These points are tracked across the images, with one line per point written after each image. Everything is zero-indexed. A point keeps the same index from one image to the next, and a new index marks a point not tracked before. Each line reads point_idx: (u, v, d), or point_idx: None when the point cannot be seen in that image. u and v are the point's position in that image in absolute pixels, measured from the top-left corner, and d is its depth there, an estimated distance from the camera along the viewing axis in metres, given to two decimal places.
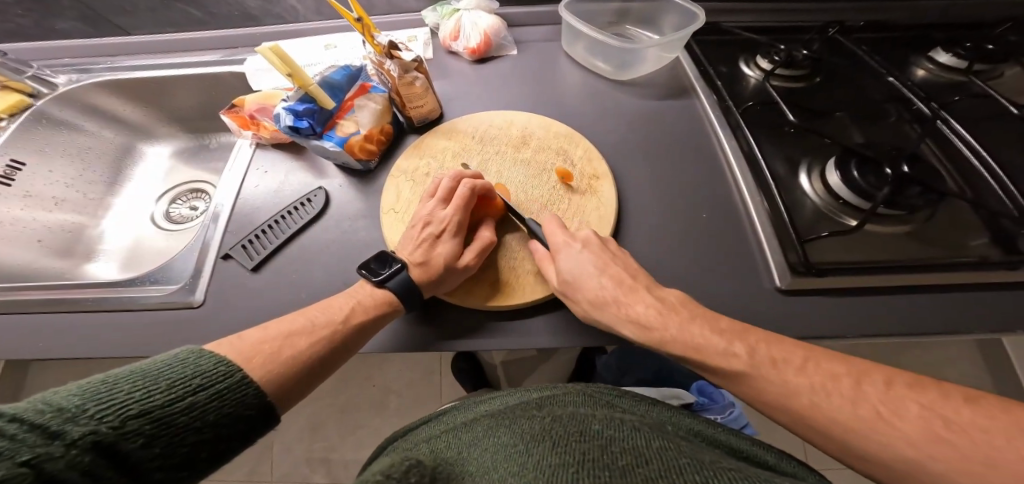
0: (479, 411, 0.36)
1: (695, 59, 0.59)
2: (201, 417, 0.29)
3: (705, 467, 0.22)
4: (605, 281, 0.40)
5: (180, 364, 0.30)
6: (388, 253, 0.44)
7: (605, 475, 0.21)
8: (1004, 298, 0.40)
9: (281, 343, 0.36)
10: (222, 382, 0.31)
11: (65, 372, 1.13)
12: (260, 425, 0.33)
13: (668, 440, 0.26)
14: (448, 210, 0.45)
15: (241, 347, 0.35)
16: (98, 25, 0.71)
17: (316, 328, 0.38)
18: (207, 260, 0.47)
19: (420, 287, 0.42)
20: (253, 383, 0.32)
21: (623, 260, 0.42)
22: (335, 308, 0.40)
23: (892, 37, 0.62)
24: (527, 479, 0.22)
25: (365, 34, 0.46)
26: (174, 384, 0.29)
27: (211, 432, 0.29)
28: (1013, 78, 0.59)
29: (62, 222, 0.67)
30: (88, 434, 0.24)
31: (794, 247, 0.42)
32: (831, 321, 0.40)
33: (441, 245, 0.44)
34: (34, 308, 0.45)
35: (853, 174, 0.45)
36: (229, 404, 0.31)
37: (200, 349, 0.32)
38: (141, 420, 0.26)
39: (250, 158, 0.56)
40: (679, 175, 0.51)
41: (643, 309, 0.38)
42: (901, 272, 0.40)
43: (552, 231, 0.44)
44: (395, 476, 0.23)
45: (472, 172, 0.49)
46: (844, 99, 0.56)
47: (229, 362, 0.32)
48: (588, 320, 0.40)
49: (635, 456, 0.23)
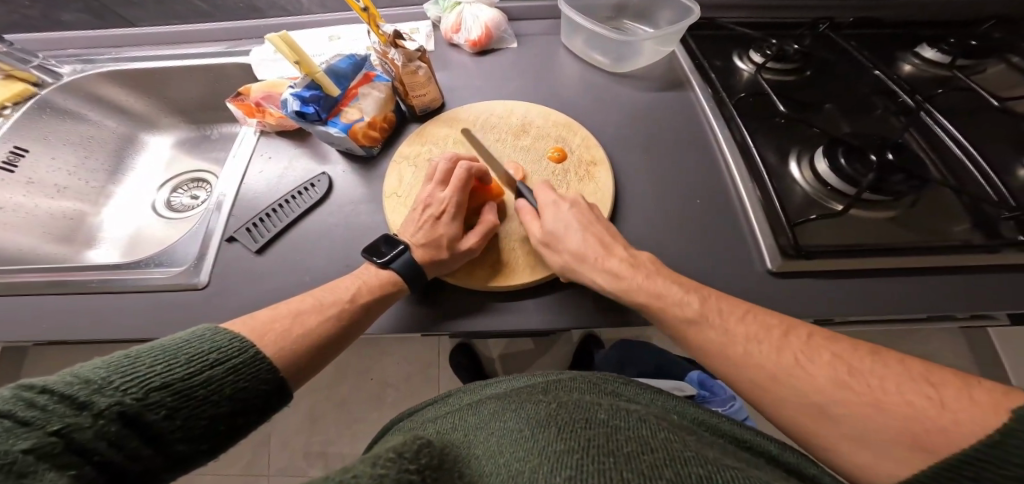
0: (485, 393, 0.36)
1: (691, 53, 0.61)
2: (218, 391, 0.30)
3: (707, 460, 0.23)
4: (589, 236, 0.43)
5: (198, 339, 0.31)
6: (392, 236, 0.45)
7: (609, 463, 0.23)
8: (982, 280, 0.41)
9: (291, 322, 0.36)
10: (237, 358, 0.32)
11: (60, 365, 1.13)
12: (275, 400, 0.34)
13: (673, 432, 0.27)
14: (448, 190, 0.46)
15: (255, 323, 0.35)
16: (102, 17, 0.71)
17: (324, 307, 0.39)
18: (212, 243, 0.48)
19: (424, 268, 0.43)
20: (266, 359, 0.33)
21: (607, 223, 0.45)
22: (342, 288, 0.41)
23: (880, 33, 0.64)
24: (532, 466, 0.23)
25: (371, 23, 0.47)
26: (193, 359, 0.29)
27: (229, 406, 0.30)
28: (996, 75, 0.61)
29: (63, 210, 0.68)
30: (113, 405, 0.25)
31: (784, 231, 0.43)
32: (819, 303, 0.41)
33: (443, 225, 0.45)
34: (41, 290, 0.46)
35: (841, 161, 0.46)
36: (245, 379, 0.31)
37: (217, 326, 0.33)
38: (163, 393, 0.27)
39: (254, 146, 0.57)
40: (673, 163, 0.52)
41: (627, 262, 0.41)
42: (888, 254, 0.41)
43: (539, 193, 0.47)
44: (407, 455, 0.24)
45: (467, 155, 0.50)
46: (833, 92, 0.57)
47: (243, 339, 0.33)
48: (567, 274, 0.43)
49: (640, 444, 0.24)
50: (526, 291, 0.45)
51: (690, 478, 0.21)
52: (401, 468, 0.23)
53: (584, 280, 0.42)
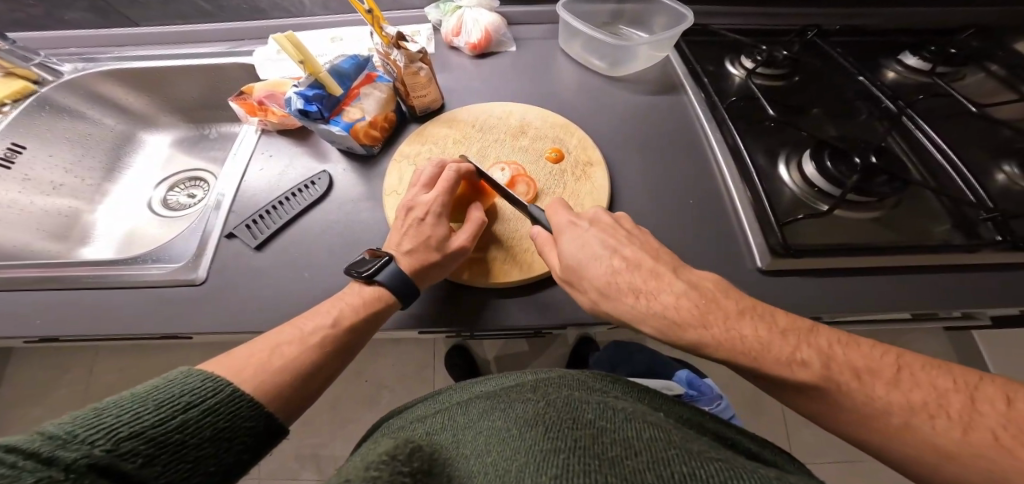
0: (475, 391, 0.37)
1: (684, 58, 0.62)
2: (197, 433, 0.28)
3: (692, 458, 0.24)
4: (614, 263, 0.40)
5: (168, 384, 0.29)
6: (377, 249, 0.44)
7: (594, 463, 0.23)
8: (958, 278, 0.43)
9: (269, 354, 0.36)
10: (213, 398, 0.30)
11: (42, 367, 1.11)
12: (265, 439, 0.32)
13: (657, 430, 0.27)
14: (432, 192, 0.47)
15: (232, 363, 0.35)
16: (105, 15, 0.71)
17: (306, 336, 0.38)
18: (211, 238, 0.48)
19: (412, 277, 0.42)
20: (245, 395, 0.32)
21: (640, 239, 0.42)
22: (324, 313, 0.40)
23: (867, 41, 0.66)
24: (516, 465, 0.24)
25: (375, 24, 0.47)
26: (163, 404, 0.28)
27: (212, 446, 0.29)
28: (974, 82, 0.63)
29: (58, 206, 0.67)
30: (82, 457, 0.22)
31: (773, 230, 0.44)
32: (807, 299, 0.42)
33: (429, 227, 0.45)
34: (38, 285, 0.46)
35: (826, 163, 0.47)
36: (224, 419, 0.30)
37: (189, 370, 0.32)
38: (136, 441, 0.25)
39: (256, 143, 0.57)
40: (668, 164, 0.53)
41: (669, 298, 0.37)
42: (874, 253, 0.43)
43: (552, 215, 0.45)
44: (400, 458, 0.25)
45: (454, 159, 0.50)
46: (821, 97, 0.59)
47: (217, 378, 0.32)
48: (599, 311, 0.40)
49: (625, 447, 0.25)
50: (522, 287, 0.46)
51: (673, 478, 0.21)
52: (392, 471, 0.23)
53: (621, 319, 0.39)
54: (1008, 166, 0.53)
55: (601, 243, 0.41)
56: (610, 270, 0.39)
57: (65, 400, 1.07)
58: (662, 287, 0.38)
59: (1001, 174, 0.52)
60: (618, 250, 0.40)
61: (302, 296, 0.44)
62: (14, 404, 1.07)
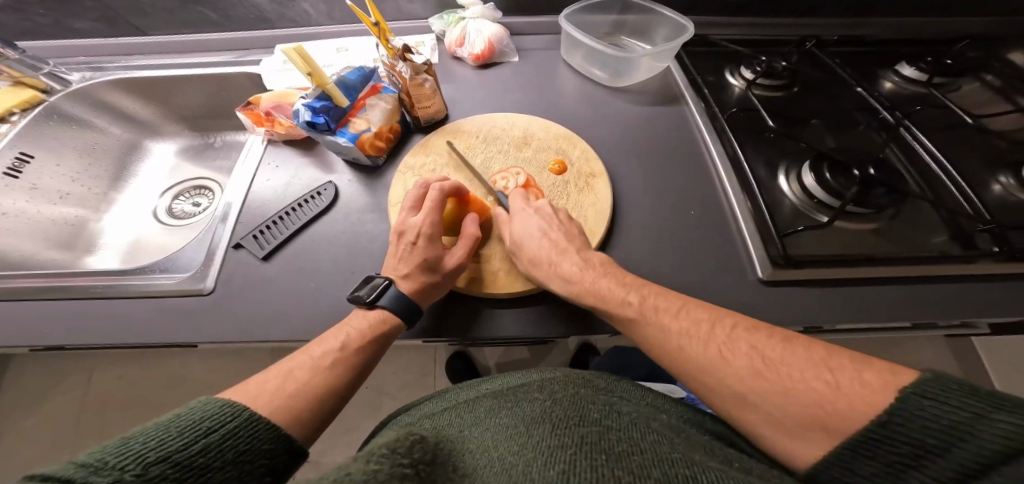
0: (481, 390, 0.37)
1: (685, 69, 0.63)
2: (219, 456, 0.28)
3: (694, 462, 0.24)
4: (544, 240, 0.44)
5: (190, 411, 0.30)
6: (372, 276, 0.44)
7: (601, 459, 0.23)
8: (956, 290, 0.43)
9: (283, 379, 0.36)
10: (232, 422, 0.30)
11: (36, 377, 1.11)
12: (287, 460, 0.32)
13: (663, 434, 0.27)
14: (419, 215, 0.46)
15: (248, 390, 0.34)
16: (114, 24, 0.71)
17: (317, 360, 0.38)
18: (219, 249, 0.49)
19: (412, 299, 0.42)
20: (263, 418, 0.32)
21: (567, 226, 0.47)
22: (333, 338, 0.40)
23: (865, 51, 0.66)
24: (524, 459, 0.24)
25: (381, 37, 0.48)
26: (185, 429, 0.28)
27: (235, 469, 0.29)
28: (970, 92, 0.64)
29: (65, 216, 0.68)
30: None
31: (773, 242, 0.45)
32: (810, 310, 0.43)
33: (421, 250, 0.44)
34: (49, 296, 0.46)
35: (826, 176, 0.48)
36: (245, 441, 0.30)
37: (209, 397, 0.32)
38: (162, 466, 0.26)
39: (262, 154, 0.58)
40: (671, 174, 0.54)
41: (574, 265, 0.42)
42: (875, 265, 0.43)
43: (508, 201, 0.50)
44: (401, 451, 0.25)
45: (437, 177, 0.50)
46: (820, 108, 0.60)
47: (236, 404, 0.32)
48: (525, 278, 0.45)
49: (631, 444, 0.25)
50: (525, 299, 0.46)
51: (678, 478, 0.22)
52: (394, 464, 0.24)
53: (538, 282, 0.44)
54: (1004, 177, 0.53)
55: (537, 227, 0.45)
56: (540, 247, 0.44)
57: (65, 409, 1.07)
58: (569, 255, 0.43)
59: (997, 184, 0.53)
60: (549, 232, 0.45)
61: (309, 307, 0.45)
62: (16, 412, 1.07)
